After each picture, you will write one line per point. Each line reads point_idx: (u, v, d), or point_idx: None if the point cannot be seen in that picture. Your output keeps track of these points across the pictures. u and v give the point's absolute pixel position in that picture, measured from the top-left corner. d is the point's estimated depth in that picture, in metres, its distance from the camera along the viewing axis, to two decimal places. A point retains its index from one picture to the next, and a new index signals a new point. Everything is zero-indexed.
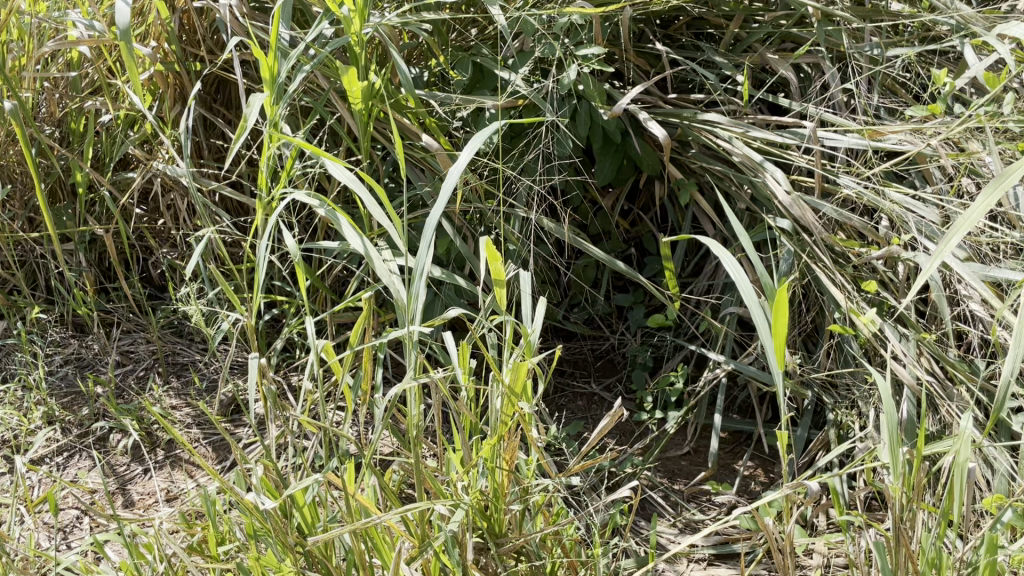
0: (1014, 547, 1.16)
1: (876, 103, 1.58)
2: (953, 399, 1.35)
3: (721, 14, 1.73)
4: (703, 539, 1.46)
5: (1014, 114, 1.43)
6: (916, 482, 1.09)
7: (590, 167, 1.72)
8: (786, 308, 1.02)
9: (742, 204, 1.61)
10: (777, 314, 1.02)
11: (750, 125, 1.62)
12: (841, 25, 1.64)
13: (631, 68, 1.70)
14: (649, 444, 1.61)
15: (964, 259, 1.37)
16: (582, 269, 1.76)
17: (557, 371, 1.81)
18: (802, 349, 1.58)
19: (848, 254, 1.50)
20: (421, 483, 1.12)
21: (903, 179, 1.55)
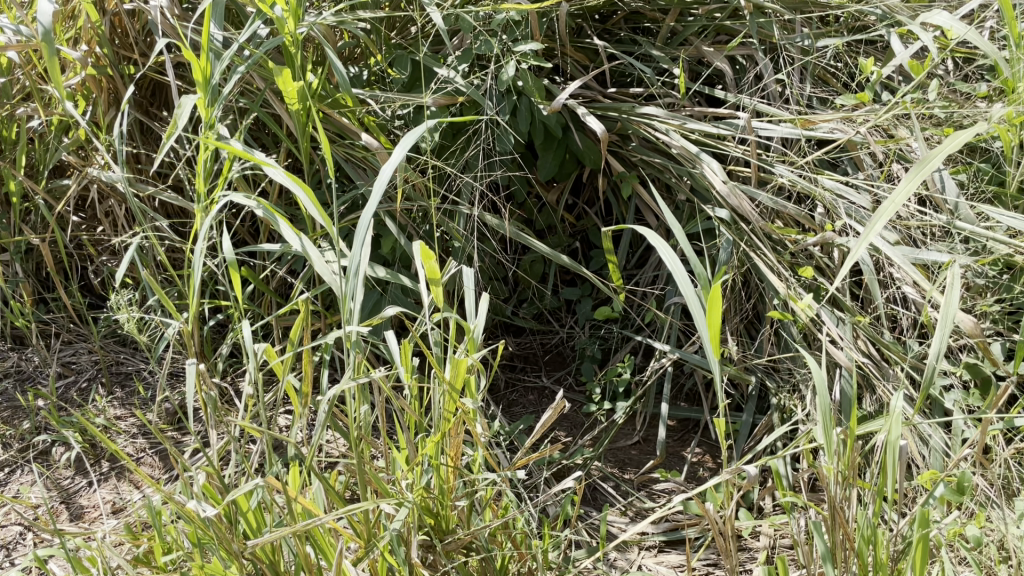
0: (947, 521, 1.20)
1: (808, 93, 1.61)
2: (888, 379, 1.39)
3: (657, 8, 1.75)
4: (653, 527, 1.48)
5: (938, 100, 1.47)
6: (852, 461, 1.12)
7: (533, 162, 1.73)
8: (719, 301, 1.03)
9: (681, 195, 1.64)
10: (711, 308, 1.03)
11: (688, 117, 1.64)
12: (772, 17, 1.67)
13: (569, 63, 1.71)
14: (599, 436, 1.63)
15: (895, 243, 1.41)
16: (529, 265, 1.77)
17: (508, 366, 1.82)
18: (745, 336, 1.61)
19: (785, 242, 1.53)
20: (365, 484, 1.12)
21: (837, 166, 1.58)
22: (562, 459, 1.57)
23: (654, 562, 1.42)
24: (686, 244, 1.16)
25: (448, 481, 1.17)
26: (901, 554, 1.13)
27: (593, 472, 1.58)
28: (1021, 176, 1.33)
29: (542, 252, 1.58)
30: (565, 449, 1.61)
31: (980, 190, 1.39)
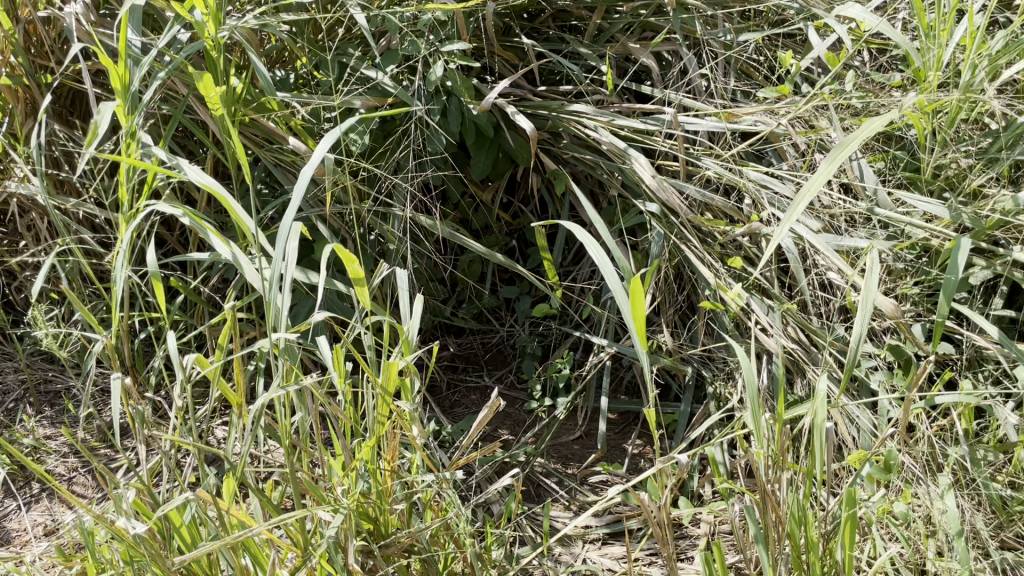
0: (875, 499, 1.23)
1: (732, 87, 1.64)
2: (817, 363, 1.42)
3: (583, 6, 1.77)
4: (597, 520, 1.50)
5: (855, 91, 1.51)
6: (780, 446, 1.15)
7: (466, 162, 1.73)
8: (641, 294, 1.05)
9: (613, 191, 1.66)
10: (634, 302, 1.05)
11: (616, 114, 1.66)
12: (694, 12, 1.70)
13: (498, 62, 1.72)
14: (541, 432, 1.64)
15: (818, 231, 1.44)
16: (466, 265, 1.77)
17: (449, 367, 1.82)
18: (680, 327, 1.64)
19: (714, 233, 1.56)
20: (300, 492, 1.11)
21: (762, 158, 1.61)
22: (505, 457, 1.57)
23: (599, 555, 1.44)
24: (611, 239, 1.18)
25: (386, 485, 1.16)
26: (830, 534, 1.16)
27: (535, 469, 1.58)
28: (934, 162, 1.37)
29: (477, 251, 1.58)
30: (508, 448, 1.62)
31: (896, 177, 1.43)
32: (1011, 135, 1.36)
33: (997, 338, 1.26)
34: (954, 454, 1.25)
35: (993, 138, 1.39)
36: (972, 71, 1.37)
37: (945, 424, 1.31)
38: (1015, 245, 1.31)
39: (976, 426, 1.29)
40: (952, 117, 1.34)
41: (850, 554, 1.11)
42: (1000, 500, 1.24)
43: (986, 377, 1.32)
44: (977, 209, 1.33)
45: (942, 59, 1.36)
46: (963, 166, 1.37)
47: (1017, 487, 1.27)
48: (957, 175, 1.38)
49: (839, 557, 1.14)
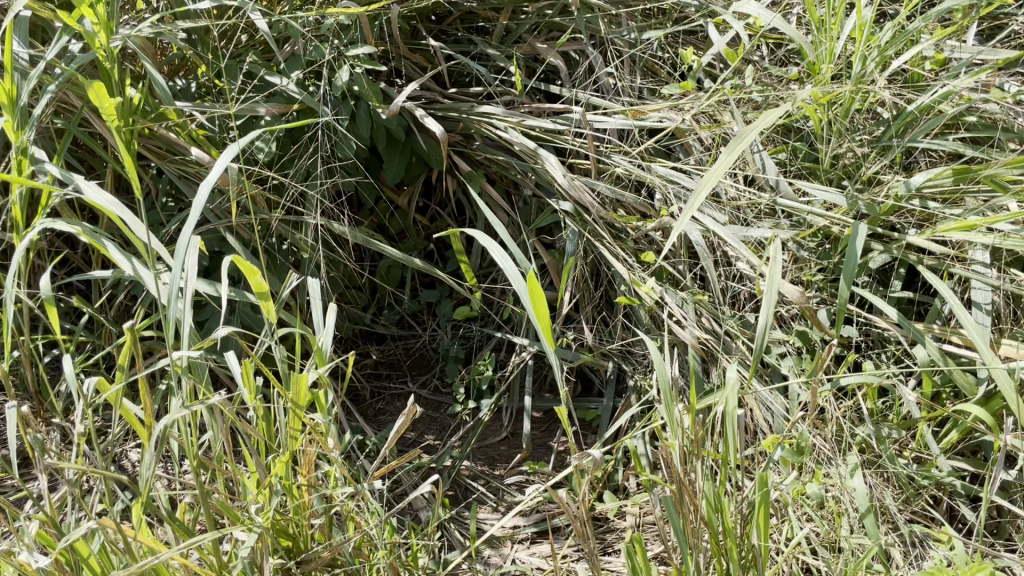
0: (789, 481, 1.27)
1: (637, 84, 1.66)
2: (731, 352, 1.45)
3: (490, 7, 1.77)
4: (525, 519, 1.50)
5: (755, 85, 1.55)
6: (694, 435, 1.18)
7: (378, 168, 1.71)
8: (539, 291, 1.12)
9: (527, 191, 1.67)
10: (533, 298, 1.12)
11: (526, 114, 1.67)
12: (598, 12, 1.71)
13: (405, 65, 1.71)
14: (466, 435, 1.63)
15: (726, 222, 1.48)
16: (384, 271, 1.77)
17: (372, 375, 1.79)
18: (598, 324, 1.65)
19: (627, 229, 1.58)
20: (212, 513, 1.08)
21: (670, 153, 1.64)
22: (430, 462, 1.56)
23: (528, 554, 1.44)
24: (514, 242, 1.26)
25: (304, 500, 1.14)
26: (747, 519, 1.19)
27: (462, 472, 1.58)
28: (831, 152, 1.41)
29: (392, 256, 1.56)
30: (433, 453, 1.61)
31: (796, 168, 1.47)
32: (900, 123, 1.41)
33: (896, 320, 1.31)
34: (861, 433, 1.29)
35: (885, 127, 1.44)
36: (863, 63, 1.41)
37: (853, 405, 1.35)
38: (909, 230, 1.36)
39: (881, 405, 1.33)
40: (846, 108, 1.38)
41: (765, 538, 1.14)
42: (906, 475, 1.28)
43: (888, 358, 1.36)
44: (873, 196, 1.37)
45: (834, 52, 1.40)
46: (859, 155, 1.42)
47: (922, 461, 1.31)
48: (853, 163, 1.43)
49: (756, 540, 1.16)
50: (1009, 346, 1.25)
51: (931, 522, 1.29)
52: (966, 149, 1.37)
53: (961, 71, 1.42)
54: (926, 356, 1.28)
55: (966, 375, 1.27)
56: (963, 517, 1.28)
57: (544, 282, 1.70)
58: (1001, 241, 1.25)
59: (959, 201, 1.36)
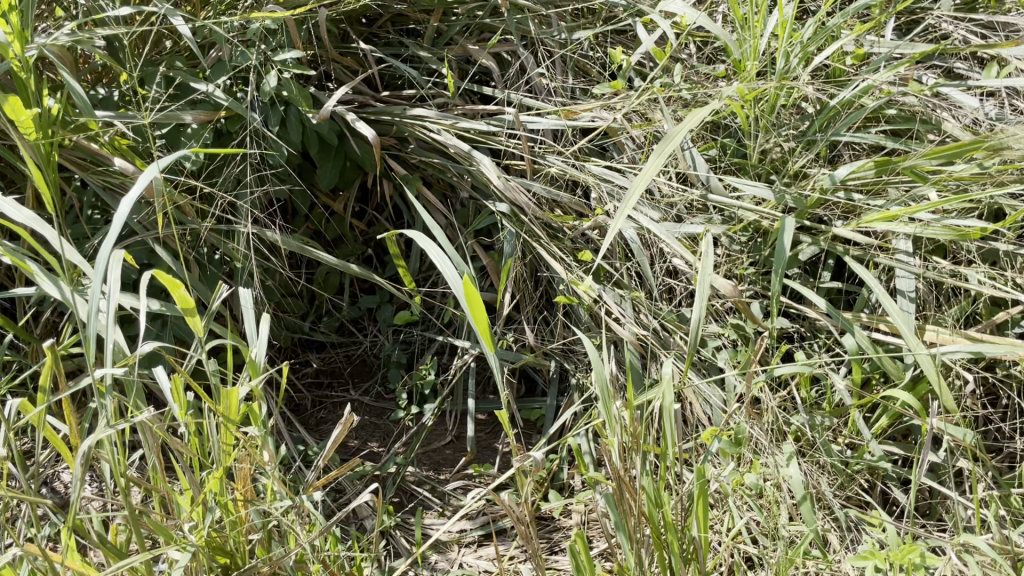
0: (728, 472, 1.29)
1: (569, 84, 1.67)
2: (669, 347, 1.47)
3: (420, 9, 1.76)
4: (471, 522, 1.49)
5: (683, 83, 1.57)
6: (633, 431, 1.19)
7: (311, 173, 1.68)
8: (477, 294, 1.12)
9: (464, 193, 1.66)
10: (470, 303, 1.12)
11: (459, 116, 1.66)
12: (527, 13, 1.72)
13: (335, 69, 1.69)
14: (410, 441, 1.62)
15: (659, 220, 1.50)
16: (322, 278, 1.73)
17: (313, 384, 1.76)
18: (540, 323, 1.65)
19: (564, 228, 1.59)
20: (143, 534, 1.05)
21: (604, 152, 1.65)
22: (374, 469, 1.55)
23: (474, 558, 1.44)
24: (451, 245, 1.25)
25: (241, 515, 1.12)
26: (687, 512, 1.21)
27: (407, 479, 1.57)
28: (758, 148, 1.44)
29: (328, 263, 1.54)
30: (377, 460, 1.59)
31: (725, 164, 1.49)
32: (824, 118, 1.44)
33: (825, 310, 1.34)
34: (796, 422, 1.32)
35: (809, 121, 1.47)
36: (786, 59, 1.44)
37: (787, 395, 1.38)
38: (835, 221, 1.39)
39: (814, 394, 1.36)
40: (771, 104, 1.41)
41: (705, 529, 1.15)
42: (840, 461, 1.31)
43: (820, 347, 1.39)
44: (800, 189, 1.40)
45: (757, 49, 1.43)
46: (785, 150, 1.45)
47: (855, 446, 1.34)
48: (780, 158, 1.46)
49: (696, 532, 1.18)
50: (934, 332, 1.28)
51: (865, 506, 1.32)
52: (887, 141, 1.40)
53: (880, 65, 1.46)
54: (855, 344, 1.32)
55: (894, 362, 1.30)
56: (895, 500, 1.32)
57: (483, 284, 1.70)
58: (922, 230, 1.29)
59: (882, 192, 1.40)
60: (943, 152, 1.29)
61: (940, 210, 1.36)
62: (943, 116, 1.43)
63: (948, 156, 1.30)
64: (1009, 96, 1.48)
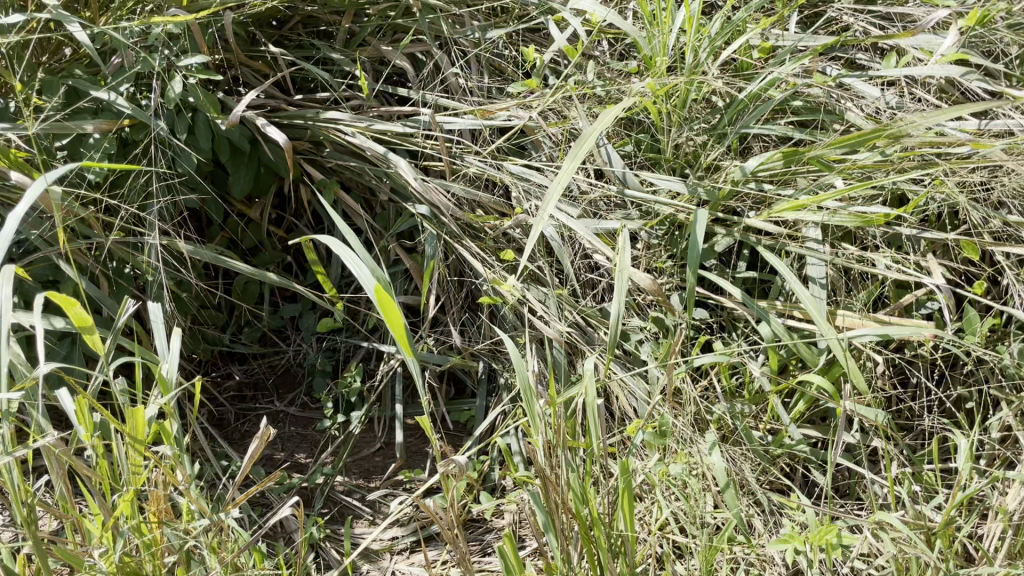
0: (654, 464, 1.30)
1: (485, 84, 1.66)
2: (594, 343, 1.47)
3: (331, 10, 1.73)
4: (404, 529, 1.47)
5: (597, 80, 1.58)
6: (558, 428, 1.20)
7: (224, 181, 1.64)
8: (389, 298, 1.12)
9: (383, 196, 1.64)
10: (383, 309, 1.11)
11: (374, 118, 1.63)
12: (439, 12, 1.70)
13: (246, 74, 1.66)
14: (338, 449, 1.58)
15: (579, 216, 1.51)
16: (241, 288, 1.68)
17: (236, 397, 1.71)
18: (467, 324, 1.64)
19: (485, 228, 1.58)
20: (50, 563, 1.02)
21: (522, 151, 1.64)
22: (301, 481, 1.52)
23: (407, 565, 1.42)
24: (366, 250, 1.23)
25: (156, 537, 1.10)
26: (614, 506, 1.22)
27: (336, 488, 1.54)
28: (671, 142, 1.45)
29: (244, 273, 1.50)
30: (304, 471, 1.56)
31: (640, 159, 1.51)
32: (733, 111, 1.47)
33: (741, 300, 1.37)
34: (718, 411, 1.34)
35: (719, 114, 1.50)
36: (695, 54, 1.46)
37: (708, 384, 1.40)
38: (747, 212, 1.42)
39: (734, 383, 1.38)
40: (681, 99, 1.43)
41: (631, 522, 1.16)
42: (761, 447, 1.34)
43: (738, 336, 1.42)
44: (713, 182, 1.42)
45: (666, 45, 1.45)
46: (698, 143, 1.47)
47: (776, 431, 1.37)
48: (693, 152, 1.48)
49: (623, 526, 1.19)
50: (845, 316, 1.33)
51: (786, 489, 1.35)
52: (794, 132, 1.43)
53: (785, 58, 1.49)
54: (771, 332, 1.35)
55: (808, 347, 1.33)
56: (815, 482, 1.35)
57: (408, 287, 1.67)
58: (829, 219, 1.32)
59: (790, 181, 1.43)
60: (847, 142, 1.30)
61: (846, 198, 1.40)
62: (847, 107, 1.47)
63: (851, 145, 1.31)
64: (907, 84, 1.53)
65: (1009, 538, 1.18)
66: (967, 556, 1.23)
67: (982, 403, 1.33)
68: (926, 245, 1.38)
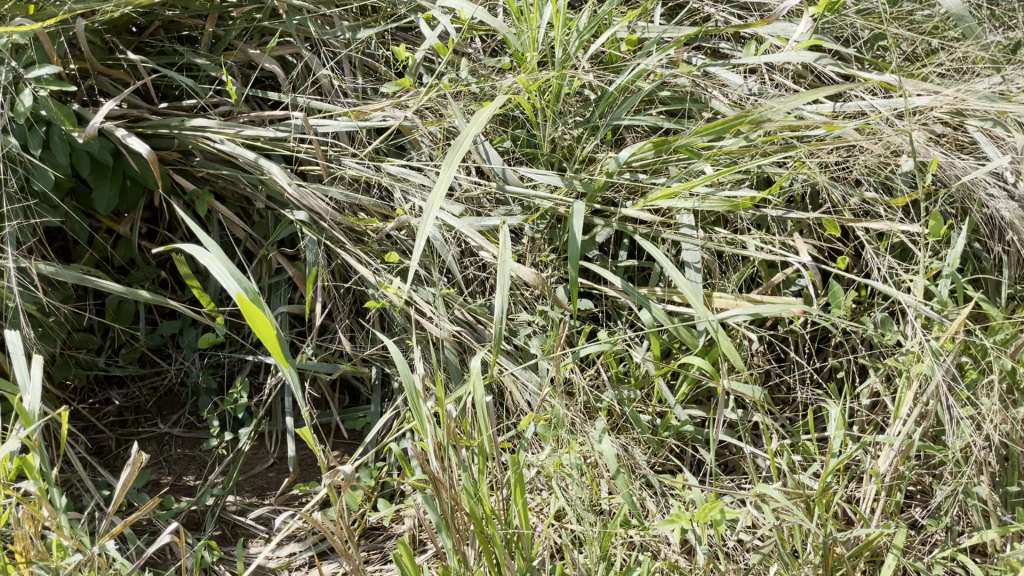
0: (547, 457, 1.31)
1: (358, 85, 1.64)
2: (482, 340, 1.47)
3: (193, 14, 1.67)
4: (301, 544, 1.43)
5: (470, 78, 1.58)
6: (449, 427, 1.20)
7: (87, 197, 1.55)
8: (256, 308, 1.12)
9: (259, 204, 1.58)
10: (251, 318, 1.11)
11: (244, 124, 1.59)
12: (306, 14, 1.67)
13: (105, 82, 1.58)
14: (227, 469, 1.53)
15: (460, 215, 1.50)
16: (114, 308, 1.60)
17: (117, 423, 1.62)
18: (356, 330, 1.60)
19: (367, 232, 1.55)
20: None
21: (401, 152, 1.63)
22: (190, 505, 1.46)
23: None
24: (234, 261, 1.23)
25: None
26: (508, 502, 1.22)
27: (227, 508, 1.49)
28: (546, 137, 1.47)
29: (114, 292, 1.42)
30: (193, 494, 1.51)
31: (518, 154, 1.51)
32: (605, 103, 1.49)
33: (622, 288, 1.39)
34: (607, 399, 1.36)
35: (592, 108, 1.52)
36: (564, 48, 1.48)
37: (595, 373, 1.42)
38: (624, 202, 1.44)
39: (620, 369, 1.40)
40: (553, 93, 1.45)
41: (524, 515, 1.17)
42: (649, 431, 1.37)
43: (623, 324, 1.44)
44: (588, 174, 1.44)
45: (535, 40, 1.46)
46: (573, 137, 1.49)
47: (663, 414, 1.40)
48: (569, 146, 1.50)
49: (519, 522, 1.19)
50: (719, 298, 1.37)
51: (676, 470, 1.38)
52: (662, 122, 1.48)
53: (651, 50, 1.53)
54: (652, 318, 1.37)
55: (688, 330, 1.37)
56: (702, 460, 1.39)
57: (293, 296, 1.62)
58: (700, 204, 1.37)
59: (662, 170, 1.46)
60: (712, 128, 1.37)
61: (715, 183, 1.45)
62: (712, 95, 1.52)
63: (717, 132, 1.37)
64: (767, 71, 1.59)
65: (882, 498, 1.24)
66: (846, 519, 1.29)
67: (851, 372, 1.40)
68: (792, 225, 1.45)
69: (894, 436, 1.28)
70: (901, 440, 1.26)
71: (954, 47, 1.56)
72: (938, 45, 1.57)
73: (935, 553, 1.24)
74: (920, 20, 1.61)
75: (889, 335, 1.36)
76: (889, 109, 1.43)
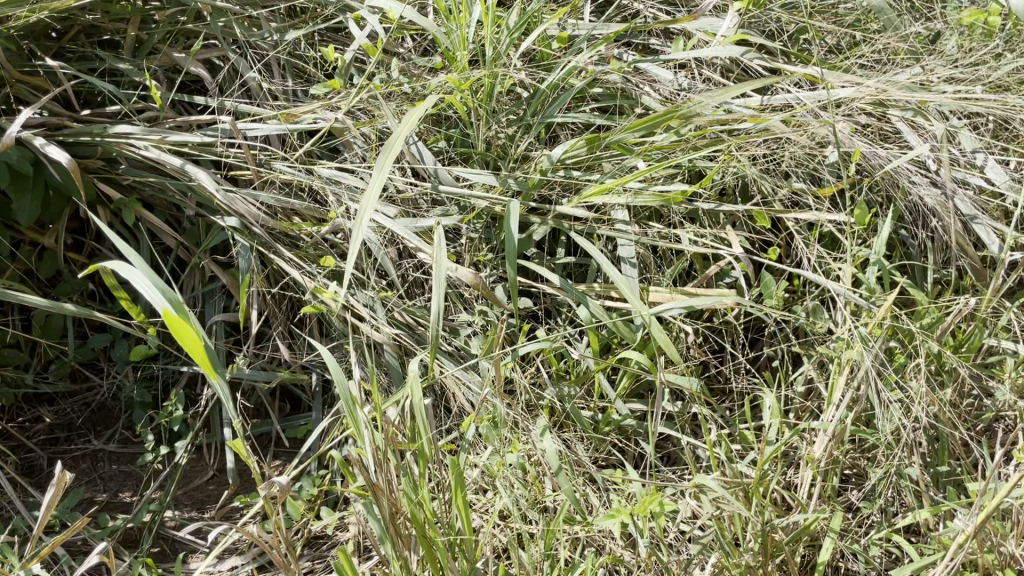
0: (489, 457, 1.30)
1: (288, 87, 1.62)
2: (421, 342, 1.46)
3: (114, 18, 1.62)
4: (243, 557, 1.41)
5: (402, 78, 1.56)
6: (388, 431, 1.18)
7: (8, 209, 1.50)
8: (182, 320, 1.09)
9: (189, 211, 1.55)
10: (176, 331, 1.08)
11: (170, 130, 1.55)
12: (232, 16, 1.63)
13: (23, 90, 1.52)
14: (164, 483, 1.49)
15: (396, 216, 1.48)
16: (41, 324, 1.54)
17: (48, 441, 1.57)
18: (293, 336, 1.57)
19: (301, 236, 1.52)
20: None
21: (333, 154, 1.60)
22: (126, 522, 1.43)
23: None
24: (159, 273, 1.19)
25: None
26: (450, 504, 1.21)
27: (165, 524, 1.46)
28: (479, 137, 1.47)
29: (37, 306, 1.37)
30: (129, 511, 1.47)
31: (452, 153, 1.50)
32: (538, 101, 1.49)
33: (560, 285, 1.39)
34: (547, 396, 1.36)
35: (525, 106, 1.52)
36: (494, 46, 1.48)
37: (536, 371, 1.42)
38: (559, 199, 1.44)
39: (560, 366, 1.41)
40: (484, 91, 1.44)
41: (466, 517, 1.16)
42: (591, 426, 1.37)
43: (562, 321, 1.45)
44: (523, 172, 1.44)
45: (465, 39, 1.46)
46: (506, 135, 1.49)
47: (604, 410, 1.41)
48: (503, 144, 1.49)
49: (461, 524, 1.19)
50: (655, 292, 1.38)
51: (618, 464, 1.39)
52: (595, 120, 1.49)
53: (581, 47, 1.53)
54: (590, 314, 1.38)
55: (626, 325, 1.38)
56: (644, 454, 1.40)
57: (228, 304, 1.59)
58: (633, 199, 1.38)
59: (596, 167, 1.47)
60: (643, 124, 1.38)
61: (648, 178, 1.46)
62: (643, 91, 1.53)
63: (647, 128, 1.38)
64: (697, 66, 1.61)
65: (818, 483, 1.26)
66: (784, 505, 1.31)
67: (785, 360, 1.43)
68: (724, 218, 1.47)
69: (828, 422, 1.31)
70: (834, 426, 1.28)
71: (875, 39, 1.60)
72: (861, 37, 1.61)
73: (871, 534, 1.28)
74: (843, 13, 1.64)
75: (820, 323, 1.38)
76: (813, 101, 1.46)
